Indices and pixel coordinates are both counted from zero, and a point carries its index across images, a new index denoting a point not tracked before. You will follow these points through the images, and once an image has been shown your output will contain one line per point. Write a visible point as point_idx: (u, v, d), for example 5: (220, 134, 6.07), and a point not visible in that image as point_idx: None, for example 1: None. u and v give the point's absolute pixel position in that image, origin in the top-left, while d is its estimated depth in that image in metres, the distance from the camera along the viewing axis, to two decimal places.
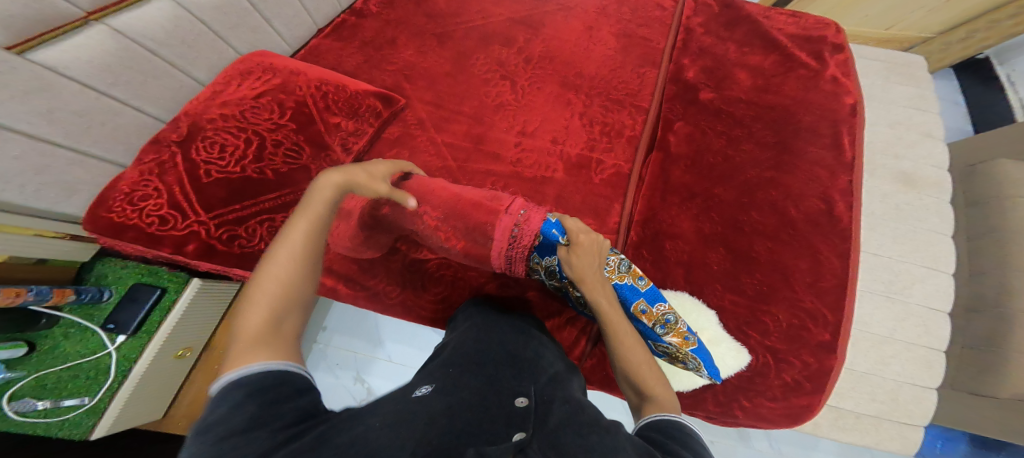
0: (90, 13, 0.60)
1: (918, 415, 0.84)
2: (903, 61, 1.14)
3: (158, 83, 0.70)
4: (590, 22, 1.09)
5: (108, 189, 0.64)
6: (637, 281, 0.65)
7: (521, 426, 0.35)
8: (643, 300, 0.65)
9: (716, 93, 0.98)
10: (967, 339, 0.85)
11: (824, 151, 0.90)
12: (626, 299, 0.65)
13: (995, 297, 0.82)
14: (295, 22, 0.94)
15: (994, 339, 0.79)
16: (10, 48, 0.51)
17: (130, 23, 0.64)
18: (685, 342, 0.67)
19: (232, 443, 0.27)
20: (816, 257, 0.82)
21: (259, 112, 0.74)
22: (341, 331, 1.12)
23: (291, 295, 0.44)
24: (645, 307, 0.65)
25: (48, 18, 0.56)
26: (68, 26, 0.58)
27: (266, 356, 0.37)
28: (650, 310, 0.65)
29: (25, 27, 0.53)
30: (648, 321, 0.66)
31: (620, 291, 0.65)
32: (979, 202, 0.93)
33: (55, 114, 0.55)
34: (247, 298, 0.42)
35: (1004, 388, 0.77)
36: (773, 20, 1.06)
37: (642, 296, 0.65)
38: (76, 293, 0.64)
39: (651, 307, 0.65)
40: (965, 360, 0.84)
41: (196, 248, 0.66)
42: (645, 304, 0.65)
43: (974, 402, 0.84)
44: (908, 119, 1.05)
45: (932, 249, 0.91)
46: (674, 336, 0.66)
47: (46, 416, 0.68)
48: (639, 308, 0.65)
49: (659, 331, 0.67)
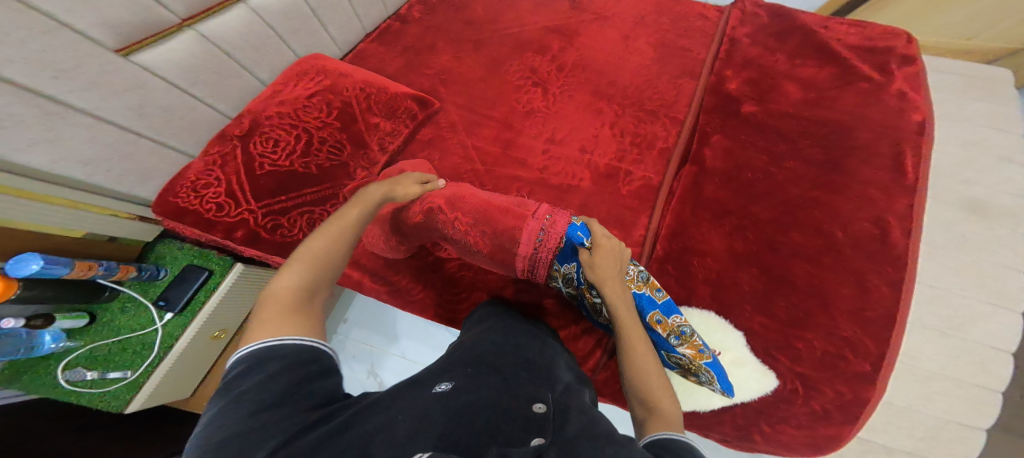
0: (185, 19, 0.67)
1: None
2: (983, 75, 1.03)
3: (229, 82, 0.77)
4: (627, 31, 1.08)
5: (178, 177, 0.72)
6: (655, 293, 0.66)
7: (540, 432, 0.36)
8: (658, 311, 0.65)
9: (760, 106, 0.94)
10: None
11: (879, 171, 0.83)
12: (642, 308, 0.65)
13: None
14: (347, 28, 1.00)
15: None
16: (119, 51, 0.59)
17: (213, 29, 0.70)
18: (699, 354, 0.65)
19: (268, 416, 0.31)
20: (863, 284, 0.76)
21: (310, 111, 0.80)
22: (361, 324, 1.18)
23: (322, 269, 0.50)
24: (661, 318, 0.65)
25: (152, 24, 0.62)
26: (164, 31, 0.64)
27: (286, 328, 0.41)
28: (665, 320, 0.65)
29: (134, 31, 0.60)
30: (663, 331, 0.65)
31: (636, 300, 0.65)
32: None
33: (144, 109, 0.64)
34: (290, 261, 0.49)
35: None
36: (831, 30, 0.99)
37: (657, 307, 0.65)
38: (136, 270, 0.70)
39: (666, 318, 0.65)
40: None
41: (243, 235, 0.72)
42: (661, 315, 0.65)
43: None
44: (984, 140, 0.94)
45: (1002, 284, 0.81)
46: (688, 348, 0.65)
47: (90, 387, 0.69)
48: (655, 319, 0.65)
49: (672, 342, 0.65)
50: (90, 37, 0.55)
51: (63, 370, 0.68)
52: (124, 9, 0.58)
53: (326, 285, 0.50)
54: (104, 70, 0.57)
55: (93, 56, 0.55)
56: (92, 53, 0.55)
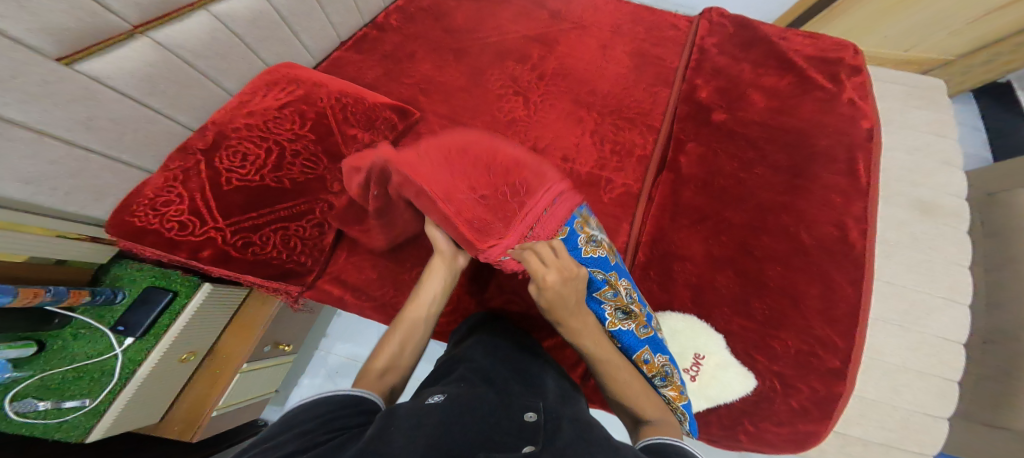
0: (137, 26, 0.62)
1: (930, 445, 0.84)
2: (922, 84, 1.12)
3: (190, 92, 0.72)
4: (604, 40, 1.10)
5: (133, 194, 0.65)
6: (640, 329, 0.67)
7: (532, 439, 0.37)
8: (646, 349, 0.67)
9: (729, 114, 0.98)
10: (982, 370, 0.87)
11: (838, 176, 0.89)
12: (631, 347, 0.66)
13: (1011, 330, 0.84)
14: (321, 35, 0.97)
15: (1006, 370, 0.83)
16: (60, 59, 0.53)
17: (171, 36, 0.65)
18: (680, 397, 0.67)
19: (301, 433, 0.37)
20: (829, 284, 0.81)
21: (281, 122, 0.77)
22: (342, 339, 1.23)
23: (401, 358, 0.59)
24: (649, 357, 0.67)
25: (98, 30, 0.57)
26: (115, 38, 0.59)
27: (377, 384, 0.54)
28: (653, 360, 0.67)
29: (77, 40, 0.54)
30: (650, 372, 0.67)
31: (621, 338, 0.67)
32: (996, 232, 0.95)
33: (94, 121, 0.57)
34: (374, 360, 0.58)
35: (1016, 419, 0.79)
36: (790, 41, 1.05)
37: (644, 345, 0.67)
38: (90, 294, 0.63)
39: (652, 357, 0.67)
40: (978, 389, 0.87)
41: (211, 254, 0.67)
42: (649, 354, 0.66)
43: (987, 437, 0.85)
44: (927, 145, 1.03)
45: (948, 279, 0.89)
46: (671, 390, 0.67)
47: (45, 417, 0.62)
48: (643, 358, 0.66)
49: (658, 383, 0.67)
50: (28, 45, 0.49)
51: (10, 401, 0.59)
52: (65, 15, 0.52)
53: (399, 371, 0.58)
54: (45, 81, 0.50)
55: (30, 64, 0.49)
56: (30, 61, 0.49)
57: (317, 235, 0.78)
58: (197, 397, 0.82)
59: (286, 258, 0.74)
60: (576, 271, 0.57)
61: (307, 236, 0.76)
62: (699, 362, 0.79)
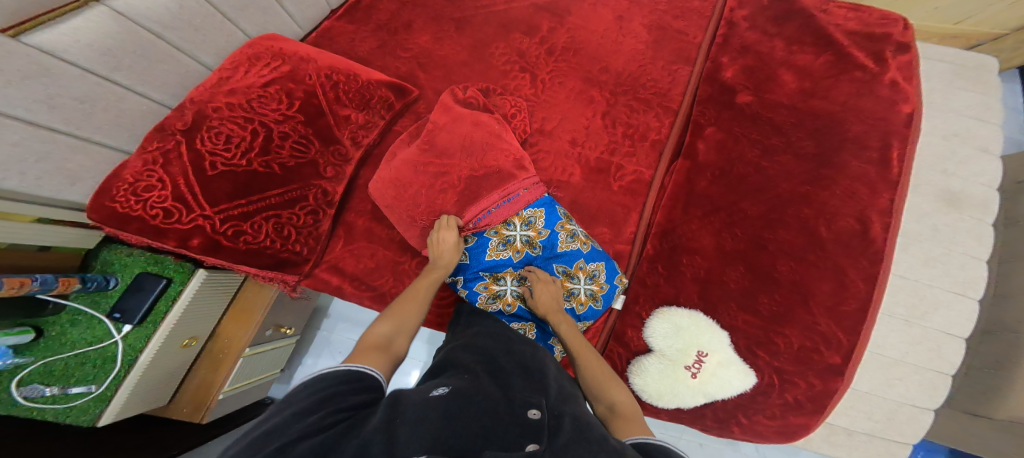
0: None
1: (912, 434, 0.83)
2: (970, 62, 1.02)
3: (163, 67, 0.67)
4: (621, 11, 1.01)
5: (110, 177, 0.60)
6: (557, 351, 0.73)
7: (536, 438, 0.35)
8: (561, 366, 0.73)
9: (755, 96, 0.90)
10: (976, 361, 0.85)
11: (867, 165, 0.80)
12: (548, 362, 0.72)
13: (1014, 322, 0.80)
14: (307, 4, 0.91)
15: (1002, 362, 0.79)
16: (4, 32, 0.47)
17: (131, 4, 0.60)
18: None
19: (301, 419, 0.34)
20: (842, 280, 0.76)
21: (267, 101, 0.71)
22: (344, 318, 1.24)
23: (406, 320, 0.57)
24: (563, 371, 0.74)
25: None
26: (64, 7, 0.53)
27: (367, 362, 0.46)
28: None
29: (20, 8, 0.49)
30: None
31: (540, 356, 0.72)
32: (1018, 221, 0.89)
33: (54, 100, 0.52)
34: (361, 342, 0.51)
35: (1002, 410, 0.77)
36: (831, 14, 0.94)
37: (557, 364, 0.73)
38: (81, 282, 0.62)
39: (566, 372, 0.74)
40: (970, 381, 0.85)
41: (200, 243, 0.65)
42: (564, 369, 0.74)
43: (971, 422, 0.85)
44: (966, 131, 0.94)
45: (965, 274, 0.84)
46: None
47: (56, 402, 0.64)
48: None
49: None
50: None
51: (18, 387, 0.61)
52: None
53: (407, 333, 0.55)
54: None
55: None
56: None
57: (311, 222, 0.76)
58: (204, 380, 0.85)
59: (280, 247, 0.73)
60: (551, 278, 0.70)
61: (301, 225, 0.75)
62: (701, 360, 0.75)
